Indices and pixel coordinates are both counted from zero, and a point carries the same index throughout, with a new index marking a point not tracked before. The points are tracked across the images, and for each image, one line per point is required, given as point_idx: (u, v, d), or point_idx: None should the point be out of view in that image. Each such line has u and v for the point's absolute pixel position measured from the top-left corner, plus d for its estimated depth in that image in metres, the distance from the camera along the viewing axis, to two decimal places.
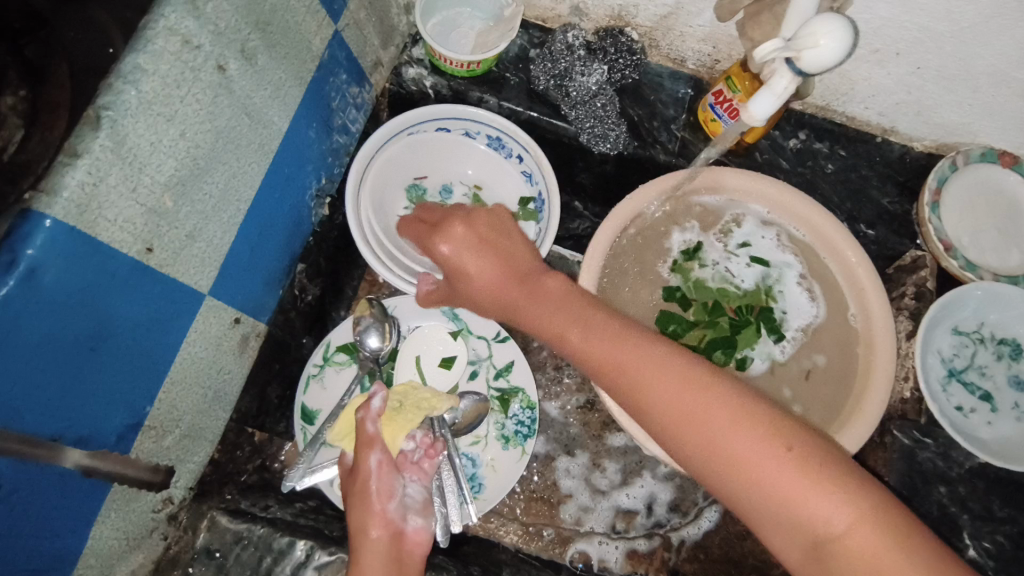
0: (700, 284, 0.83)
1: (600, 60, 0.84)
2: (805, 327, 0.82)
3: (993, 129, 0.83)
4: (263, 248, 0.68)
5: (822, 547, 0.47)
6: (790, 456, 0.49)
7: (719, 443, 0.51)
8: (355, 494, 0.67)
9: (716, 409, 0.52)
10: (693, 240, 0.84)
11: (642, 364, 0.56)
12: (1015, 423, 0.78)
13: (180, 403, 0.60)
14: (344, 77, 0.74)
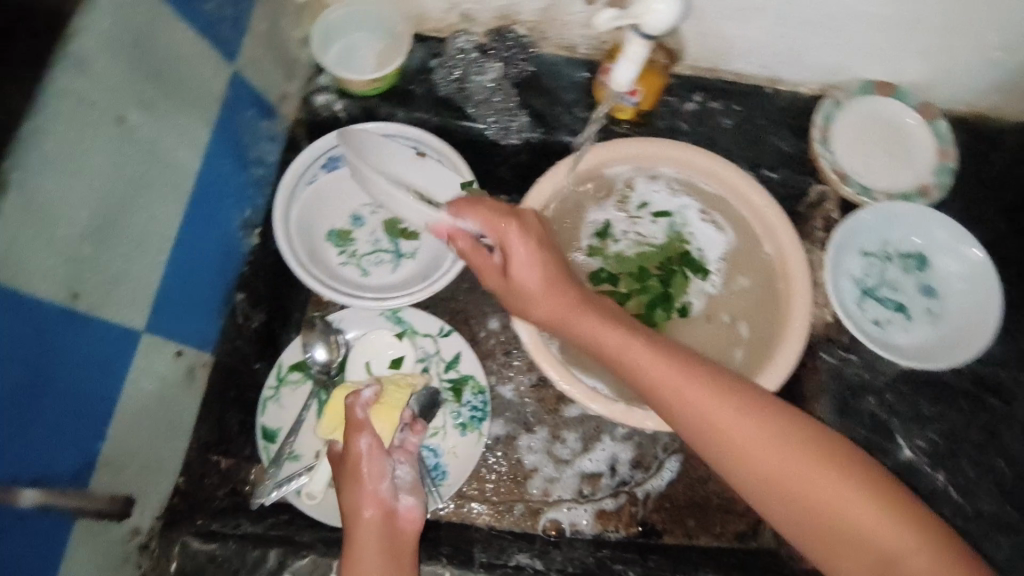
0: (619, 255, 0.89)
1: (492, 59, 0.89)
2: (722, 256, 0.89)
3: (864, 63, 0.88)
4: (197, 283, 0.72)
5: (851, 543, 0.54)
6: (834, 470, 0.57)
7: (761, 457, 0.58)
8: (347, 478, 0.70)
9: (787, 445, 0.58)
10: (601, 220, 0.90)
11: (702, 402, 0.61)
12: (930, 327, 0.84)
13: (132, 437, 0.64)
14: (252, 111, 0.78)
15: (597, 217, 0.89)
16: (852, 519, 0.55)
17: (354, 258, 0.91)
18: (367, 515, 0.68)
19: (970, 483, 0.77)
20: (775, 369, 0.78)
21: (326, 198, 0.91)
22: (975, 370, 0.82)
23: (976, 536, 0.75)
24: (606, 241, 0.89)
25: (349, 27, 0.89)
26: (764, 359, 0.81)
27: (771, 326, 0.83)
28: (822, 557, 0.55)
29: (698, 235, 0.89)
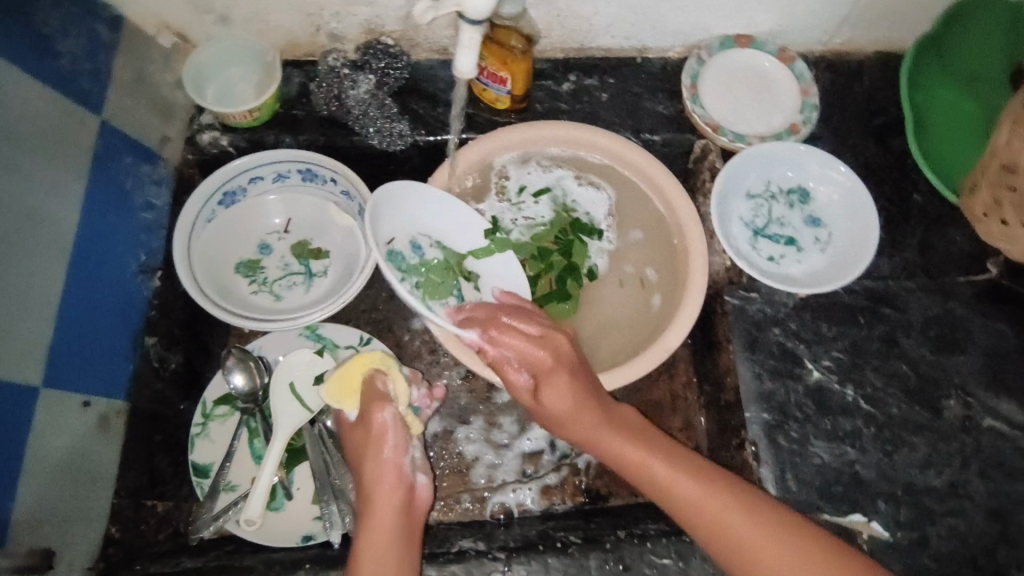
0: (517, 241, 0.90)
1: (365, 71, 0.92)
2: (610, 214, 0.93)
3: (718, 20, 0.93)
4: (94, 332, 0.74)
5: None
6: (746, 509, 0.67)
7: (732, 534, 0.67)
8: (370, 447, 0.73)
9: (758, 520, 0.66)
10: (488, 216, 0.90)
11: (684, 486, 0.70)
12: (820, 254, 0.88)
13: (43, 488, 0.67)
14: (129, 159, 0.80)
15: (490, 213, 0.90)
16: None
17: (266, 285, 0.93)
18: (387, 484, 0.72)
19: (878, 391, 0.81)
20: (688, 312, 0.83)
21: (228, 233, 0.93)
22: (867, 286, 0.86)
23: (889, 440, 0.79)
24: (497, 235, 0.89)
25: (223, 67, 0.91)
26: (675, 308, 0.86)
27: (676, 274, 0.88)
28: None
29: (582, 201, 0.92)
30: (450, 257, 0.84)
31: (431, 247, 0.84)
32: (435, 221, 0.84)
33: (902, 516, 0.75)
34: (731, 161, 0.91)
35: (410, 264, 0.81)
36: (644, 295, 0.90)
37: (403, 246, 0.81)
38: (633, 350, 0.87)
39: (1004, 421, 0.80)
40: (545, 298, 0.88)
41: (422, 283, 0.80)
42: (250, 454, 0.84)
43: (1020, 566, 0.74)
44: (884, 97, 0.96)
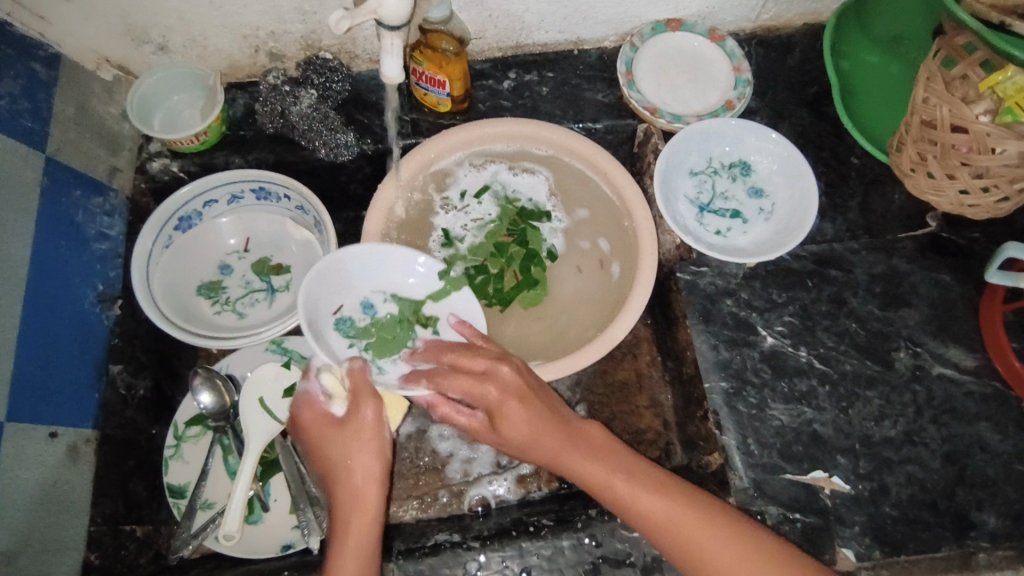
0: (473, 245, 0.92)
1: (306, 86, 0.94)
2: (551, 192, 0.95)
3: (646, 7, 0.95)
4: (55, 363, 0.76)
5: None
6: (708, 525, 0.67)
7: (683, 536, 0.67)
8: (356, 443, 0.75)
9: (704, 526, 0.67)
10: (440, 231, 0.92)
11: (637, 493, 0.69)
12: (766, 223, 0.90)
13: (15, 519, 0.68)
14: (78, 192, 0.83)
15: (445, 223, 0.93)
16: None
17: (229, 305, 0.94)
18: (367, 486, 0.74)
19: (831, 350, 0.83)
20: (643, 284, 0.85)
21: (187, 256, 0.94)
22: (813, 251, 0.88)
23: (843, 396, 0.81)
24: (453, 243, 0.92)
25: (169, 92, 0.92)
26: (630, 284, 0.88)
27: (629, 251, 0.90)
28: None
29: (522, 189, 0.94)
30: (405, 308, 0.85)
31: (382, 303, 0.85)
32: (382, 276, 0.85)
33: (861, 469, 0.77)
34: (672, 142, 0.92)
35: (360, 328, 0.84)
36: (604, 275, 0.91)
37: (355, 310, 0.84)
38: (600, 326, 0.88)
39: (953, 367, 0.82)
40: (512, 291, 0.91)
41: (372, 344, 0.83)
42: (225, 471, 0.85)
43: (979, 506, 0.76)
44: (816, 67, 0.99)
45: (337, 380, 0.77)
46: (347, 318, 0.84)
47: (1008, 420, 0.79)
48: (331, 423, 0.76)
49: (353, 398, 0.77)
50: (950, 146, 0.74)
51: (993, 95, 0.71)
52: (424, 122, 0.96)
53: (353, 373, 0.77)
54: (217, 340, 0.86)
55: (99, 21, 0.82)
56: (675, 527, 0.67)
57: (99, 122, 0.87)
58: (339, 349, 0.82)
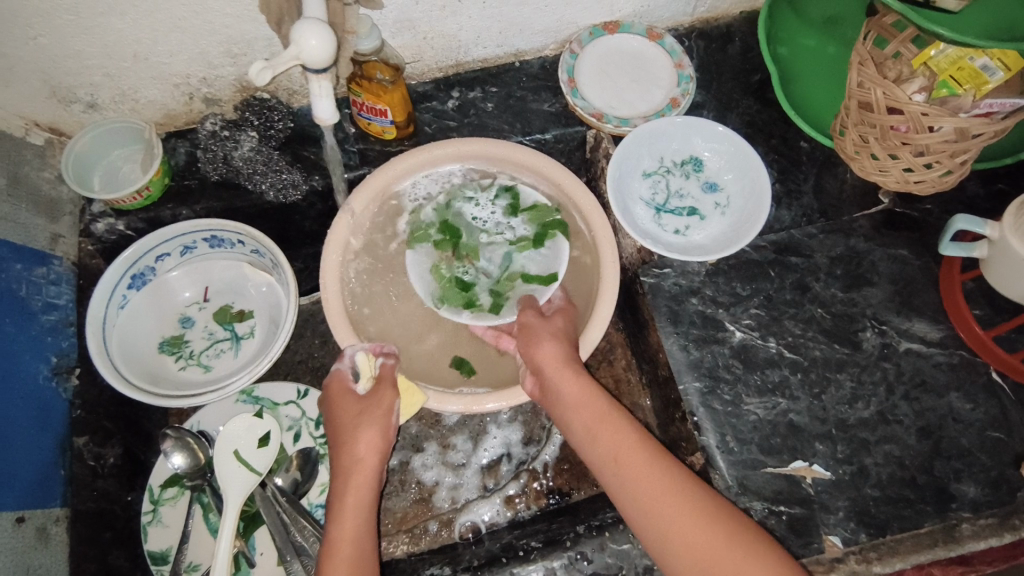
0: (505, 221, 0.92)
1: (246, 129, 0.92)
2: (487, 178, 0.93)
3: (582, 14, 0.94)
4: (14, 447, 0.74)
5: (680, 542, 0.64)
6: (665, 478, 0.67)
7: (639, 482, 0.68)
8: (365, 418, 0.77)
9: (661, 477, 0.67)
10: (459, 244, 0.90)
11: (618, 437, 0.71)
12: (722, 218, 0.91)
13: None
14: (19, 266, 0.81)
15: (464, 236, 0.91)
16: (701, 535, 0.63)
17: (193, 358, 0.93)
18: (369, 463, 0.74)
19: (798, 338, 0.83)
20: (603, 236, 0.86)
21: (143, 315, 0.91)
22: (773, 240, 0.88)
23: (815, 382, 0.81)
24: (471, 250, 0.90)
25: (105, 149, 0.90)
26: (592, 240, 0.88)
27: (578, 230, 0.90)
28: (661, 543, 0.65)
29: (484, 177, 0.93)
30: (477, 236, 0.92)
31: (480, 231, 0.92)
32: (482, 209, 0.92)
33: (839, 453, 0.78)
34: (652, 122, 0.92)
35: (447, 242, 0.90)
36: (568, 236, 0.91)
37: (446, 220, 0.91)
38: (591, 293, 0.88)
39: (919, 341, 0.83)
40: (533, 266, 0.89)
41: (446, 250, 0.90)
42: (207, 531, 0.83)
43: (957, 477, 0.77)
44: (758, 55, 0.99)
45: (369, 363, 0.80)
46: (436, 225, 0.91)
47: (977, 388, 0.81)
48: (354, 400, 0.78)
49: (379, 383, 0.79)
50: (888, 127, 0.75)
51: (926, 71, 0.74)
52: (372, 151, 0.95)
53: (385, 366, 0.80)
54: (182, 400, 0.83)
55: (21, 86, 0.80)
56: (678, 521, 0.65)
57: (34, 189, 0.85)
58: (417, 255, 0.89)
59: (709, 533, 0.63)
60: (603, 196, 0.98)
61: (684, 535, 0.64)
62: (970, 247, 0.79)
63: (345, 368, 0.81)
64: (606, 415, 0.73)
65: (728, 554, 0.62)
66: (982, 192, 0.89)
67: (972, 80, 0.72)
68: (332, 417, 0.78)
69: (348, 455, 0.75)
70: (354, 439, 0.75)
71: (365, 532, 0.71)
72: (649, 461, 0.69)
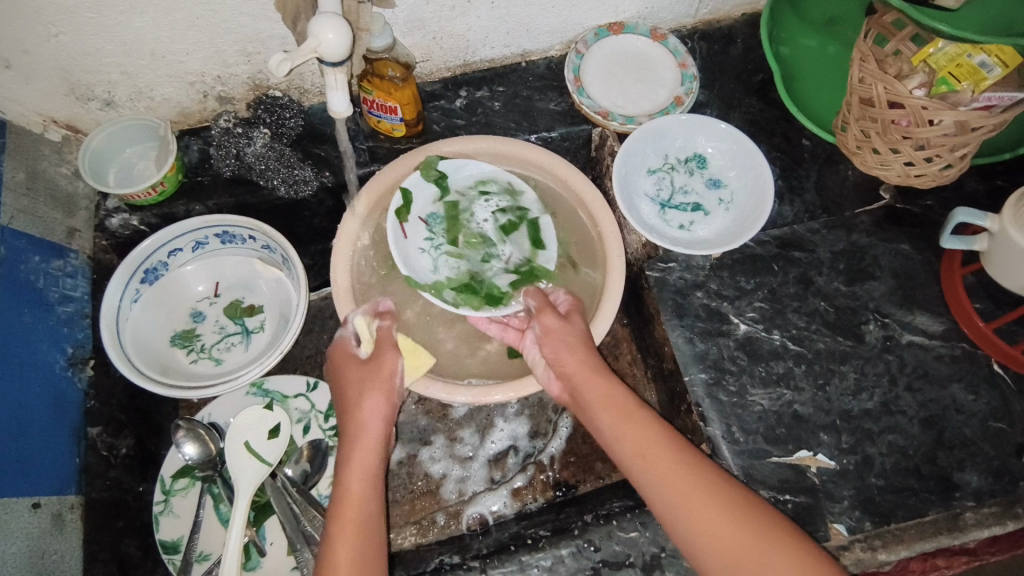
0: (485, 208, 0.90)
1: (258, 126, 0.93)
2: (461, 166, 0.91)
3: (587, 15, 0.96)
4: (32, 435, 0.76)
5: (710, 539, 0.65)
6: (694, 475, 0.68)
7: (666, 479, 0.68)
8: (365, 385, 0.77)
9: (688, 474, 0.68)
10: (441, 237, 0.88)
11: (642, 434, 0.72)
12: (726, 214, 0.92)
13: None
14: (37, 258, 0.83)
15: (447, 229, 0.89)
16: (730, 531, 0.64)
17: (205, 352, 0.94)
18: (371, 433, 0.75)
19: (802, 331, 0.85)
20: (609, 230, 0.88)
21: (156, 309, 0.93)
22: (776, 235, 0.89)
23: (819, 373, 0.82)
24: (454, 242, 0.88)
25: (120, 146, 0.91)
26: (597, 235, 0.90)
27: (585, 226, 0.92)
28: (692, 540, 0.65)
29: (454, 167, 0.90)
30: (460, 226, 0.89)
31: (464, 221, 0.89)
32: (461, 200, 0.90)
33: (844, 443, 0.79)
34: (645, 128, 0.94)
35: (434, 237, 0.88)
36: (574, 230, 0.93)
37: (424, 207, 0.89)
38: (597, 287, 0.89)
39: (921, 334, 0.84)
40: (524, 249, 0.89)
41: (433, 246, 0.88)
42: (217, 521, 0.84)
43: (960, 466, 0.78)
44: (760, 55, 1.01)
45: (367, 324, 0.81)
46: (413, 212, 0.88)
47: (979, 379, 0.82)
48: (356, 365, 0.79)
49: (379, 346, 0.80)
50: (889, 122, 0.77)
51: (926, 67, 0.76)
52: (382, 149, 0.96)
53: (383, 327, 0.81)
54: (194, 392, 0.84)
55: (41, 83, 0.82)
56: (707, 518, 0.65)
57: (51, 184, 0.87)
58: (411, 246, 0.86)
59: (736, 530, 0.64)
60: (608, 193, 1.00)
61: (714, 532, 0.65)
62: (969, 240, 0.81)
63: (346, 335, 0.82)
64: (630, 413, 0.74)
65: (757, 550, 0.63)
66: (982, 188, 0.91)
67: (970, 77, 0.72)
68: (339, 382, 0.80)
69: (353, 420, 0.76)
70: (357, 412, 0.76)
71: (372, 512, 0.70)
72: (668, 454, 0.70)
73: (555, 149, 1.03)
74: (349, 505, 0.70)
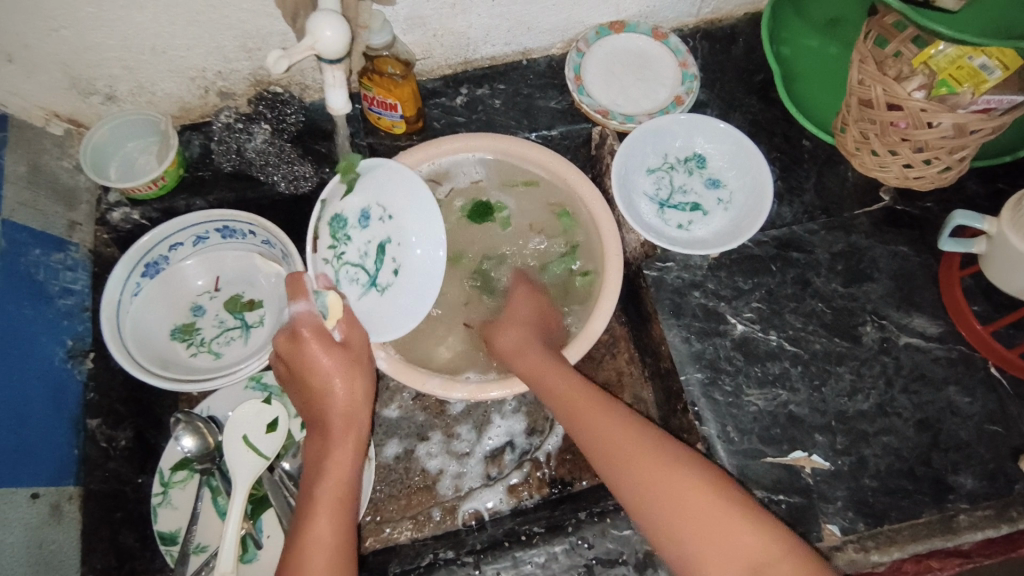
0: (382, 220, 0.77)
1: (259, 122, 0.94)
2: (376, 169, 0.79)
3: (588, 13, 0.96)
4: (31, 425, 0.77)
5: (676, 525, 0.64)
6: (659, 462, 0.67)
7: (631, 468, 0.68)
8: (347, 368, 0.74)
9: (652, 462, 0.67)
10: (335, 244, 0.79)
11: (604, 427, 0.72)
12: (725, 214, 0.92)
13: None
14: (38, 250, 0.83)
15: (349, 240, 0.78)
16: (699, 517, 0.63)
17: (204, 345, 0.94)
18: (354, 414, 0.74)
19: (799, 331, 0.85)
20: (609, 227, 0.87)
21: (157, 302, 0.93)
22: (774, 236, 0.89)
23: (815, 374, 0.83)
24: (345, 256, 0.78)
25: (121, 141, 0.92)
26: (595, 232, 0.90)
27: (583, 223, 0.92)
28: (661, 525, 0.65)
29: (368, 171, 0.80)
30: (360, 236, 0.78)
31: (362, 233, 0.78)
32: (362, 207, 0.78)
33: (839, 444, 0.79)
34: (630, 142, 0.93)
35: (332, 244, 0.79)
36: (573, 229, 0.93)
37: (335, 206, 0.79)
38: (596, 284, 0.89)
39: (918, 336, 0.84)
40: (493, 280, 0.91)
41: (328, 255, 0.79)
42: (215, 513, 0.85)
43: (955, 469, 0.78)
44: (762, 55, 1.01)
45: (338, 303, 0.76)
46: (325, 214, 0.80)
47: (976, 382, 0.82)
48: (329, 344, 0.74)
49: (343, 325, 0.76)
50: (888, 124, 0.77)
51: (926, 70, 0.75)
52: (382, 146, 0.97)
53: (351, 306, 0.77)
54: (193, 384, 0.84)
55: (42, 77, 0.82)
56: (673, 506, 0.64)
57: (52, 178, 0.87)
58: (320, 251, 0.79)
59: (705, 516, 0.63)
60: (607, 192, 1.00)
61: (682, 519, 0.64)
62: (968, 243, 0.80)
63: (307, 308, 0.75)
64: (595, 404, 0.75)
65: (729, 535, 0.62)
66: (982, 191, 0.91)
67: (971, 79, 0.72)
68: (302, 361, 0.74)
69: (327, 401, 0.73)
70: (336, 396, 0.73)
71: (348, 504, 0.71)
72: (640, 444, 0.69)
73: (556, 148, 1.03)
74: (330, 491, 0.70)
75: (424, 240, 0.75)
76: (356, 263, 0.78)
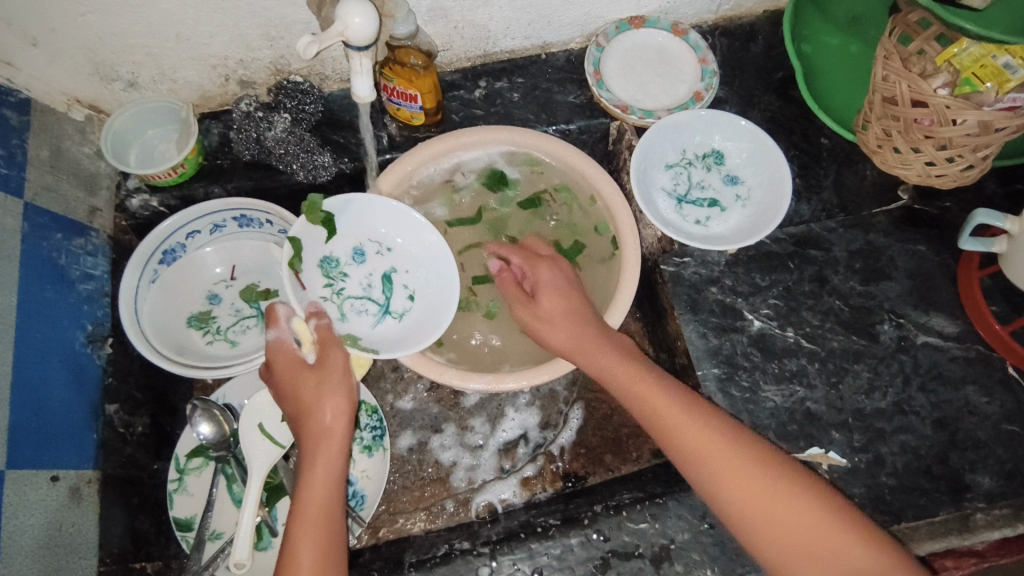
0: (382, 254, 0.86)
1: (279, 111, 0.93)
2: (352, 202, 0.83)
3: (608, 8, 0.96)
4: (52, 409, 0.77)
5: (729, 487, 0.66)
6: (713, 431, 0.68)
7: (686, 433, 0.69)
8: (324, 386, 0.75)
9: (708, 429, 0.68)
10: (331, 281, 0.83)
11: (654, 394, 0.72)
12: (743, 210, 0.92)
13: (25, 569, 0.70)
14: (59, 235, 0.84)
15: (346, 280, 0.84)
16: (754, 485, 0.65)
17: (220, 334, 0.94)
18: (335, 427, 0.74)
19: (816, 329, 0.85)
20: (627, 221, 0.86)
21: (174, 290, 0.93)
22: (793, 233, 0.89)
23: (833, 371, 0.83)
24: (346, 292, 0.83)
25: (142, 127, 0.92)
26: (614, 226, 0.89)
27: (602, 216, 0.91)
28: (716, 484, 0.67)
29: (342, 208, 0.83)
30: (357, 273, 0.85)
31: (362, 272, 0.85)
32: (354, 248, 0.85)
33: (855, 442, 0.79)
34: (642, 155, 0.92)
35: (327, 284, 0.83)
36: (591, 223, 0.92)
37: (317, 249, 0.83)
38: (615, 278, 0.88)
39: (936, 335, 0.84)
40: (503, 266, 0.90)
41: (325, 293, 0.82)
42: (230, 500, 0.86)
43: (972, 468, 0.78)
44: (781, 53, 1.00)
45: (305, 326, 0.77)
46: (305, 260, 0.81)
47: (993, 382, 0.82)
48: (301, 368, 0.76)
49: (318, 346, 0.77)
50: (911, 120, 0.78)
51: (949, 68, 0.73)
52: (400, 137, 0.97)
53: (320, 327, 0.77)
54: (210, 370, 0.85)
55: (67, 62, 0.82)
56: (727, 471, 0.66)
57: (74, 163, 0.88)
58: (317, 290, 0.82)
59: (762, 480, 0.65)
60: (624, 187, 1.00)
61: (734, 483, 0.66)
62: (989, 242, 0.80)
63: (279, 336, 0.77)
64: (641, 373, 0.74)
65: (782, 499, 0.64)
66: (1001, 192, 0.91)
67: (995, 78, 0.69)
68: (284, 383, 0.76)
69: (307, 417, 0.74)
70: (316, 411, 0.74)
71: (335, 511, 0.70)
72: (687, 413, 0.70)
73: (574, 142, 1.03)
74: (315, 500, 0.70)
75: (427, 255, 0.86)
76: (362, 300, 0.84)
